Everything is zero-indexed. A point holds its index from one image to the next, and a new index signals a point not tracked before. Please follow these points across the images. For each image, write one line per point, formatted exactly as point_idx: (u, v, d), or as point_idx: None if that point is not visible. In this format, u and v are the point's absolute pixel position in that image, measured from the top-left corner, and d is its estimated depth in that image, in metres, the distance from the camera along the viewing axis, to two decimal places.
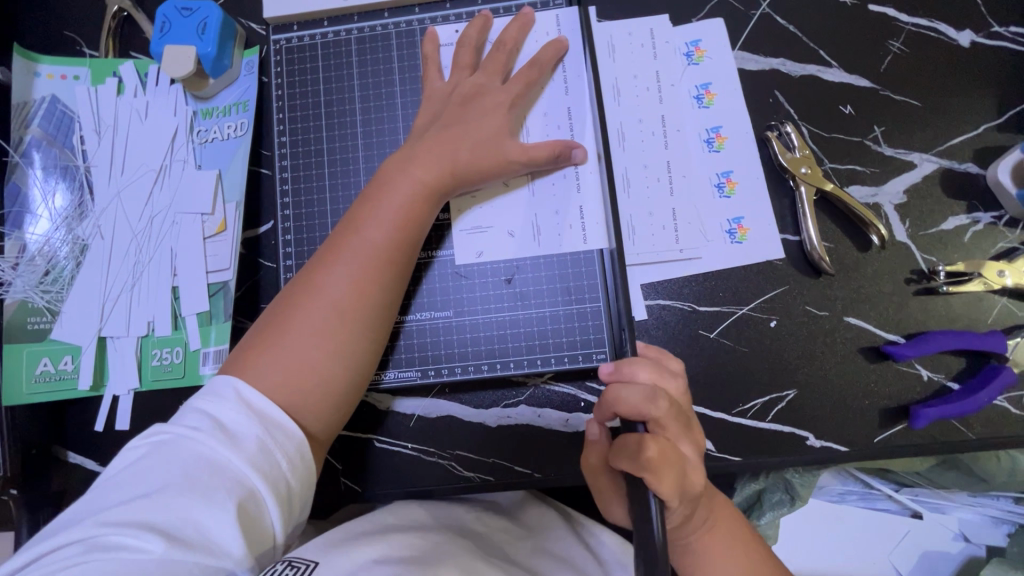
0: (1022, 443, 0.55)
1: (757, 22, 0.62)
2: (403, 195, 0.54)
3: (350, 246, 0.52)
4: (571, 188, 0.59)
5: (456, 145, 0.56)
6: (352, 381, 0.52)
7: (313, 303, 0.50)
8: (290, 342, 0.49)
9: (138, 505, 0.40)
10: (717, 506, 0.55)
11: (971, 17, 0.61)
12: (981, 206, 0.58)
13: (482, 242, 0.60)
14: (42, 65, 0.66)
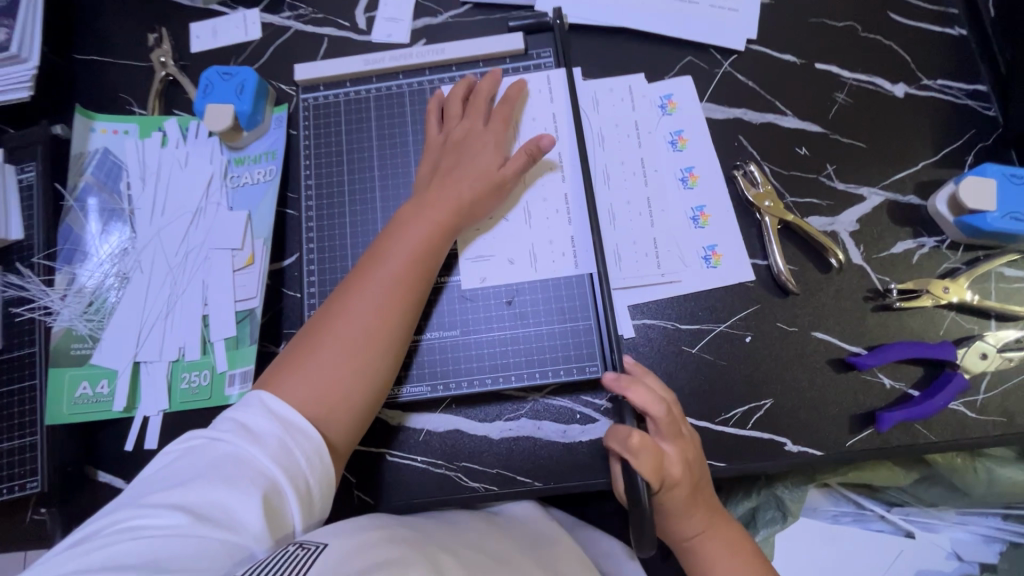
0: (979, 444, 0.60)
1: (720, 79, 0.72)
2: (418, 233, 0.61)
3: (373, 277, 0.58)
4: (562, 222, 0.68)
5: (461, 190, 0.63)
6: (373, 399, 0.57)
7: (340, 327, 0.56)
8: (317, 363, 0.54)
9: (172, 492, 0.45)
10: (718, 505, 0.59)
11: (903, 73, 0.71)
12: (926, 231, 0.66)
13: (485, 269, 0.67)
14: (98, 121, 0.75)
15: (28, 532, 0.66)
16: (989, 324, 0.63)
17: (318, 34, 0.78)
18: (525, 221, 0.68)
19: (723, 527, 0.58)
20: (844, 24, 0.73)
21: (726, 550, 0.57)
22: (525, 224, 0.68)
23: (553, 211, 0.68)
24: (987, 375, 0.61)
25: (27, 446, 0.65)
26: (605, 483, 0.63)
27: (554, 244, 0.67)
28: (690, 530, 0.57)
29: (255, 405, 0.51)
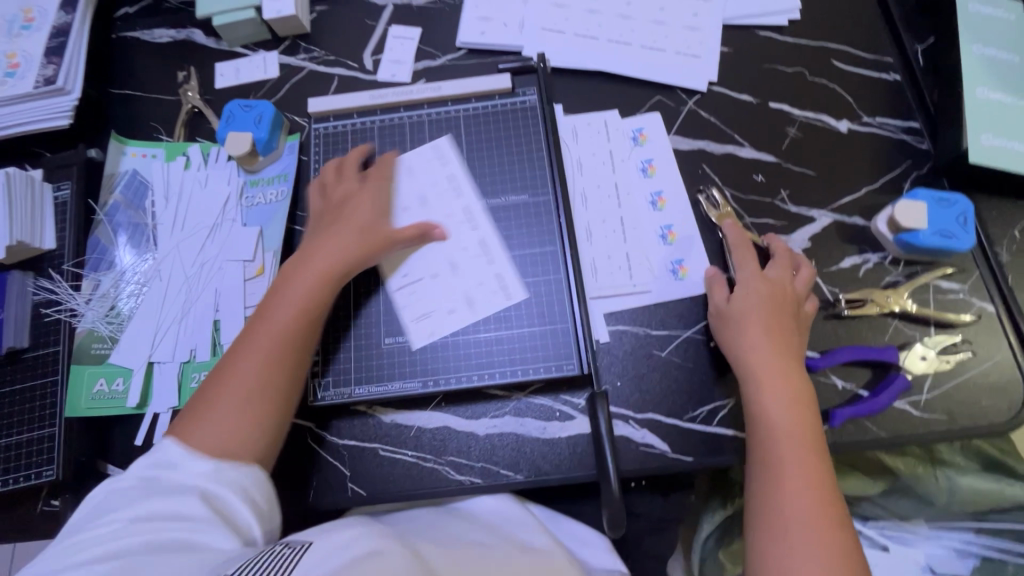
0: (923, 440, 0.66)
1: (686, 115, 0.82)
2: (301, 283, 0.65)
3: (259, 331, 0.63)
4: (483, 267, 0.73)
5: (339, 237, 0.68)
6: (280, 434, 0.61)
7: (231, 384, 0.59)
8: (216, 412, 0.58)
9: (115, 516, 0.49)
10: (800, 377, 0.63)
11: (846, 111, 0.81)
12: (870, 249, 0.74)
13: (427, 320, 0.72)
14: (129, 146, 0.84)
15: (38, 522, 0.70)
16: (931, 331, 0.69)
17: (330, 73, 0.88)
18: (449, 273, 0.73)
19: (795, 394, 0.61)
20: (793, 69, 0.83)
21: (786, 411, 0.60)
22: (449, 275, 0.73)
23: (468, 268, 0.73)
24: (928, 377, 0.68)
25: (44, 438, 0.69)
26: (582, 476, 0.68)
27: (479, 289, 0.73)
28: (750, 339, 0.64)
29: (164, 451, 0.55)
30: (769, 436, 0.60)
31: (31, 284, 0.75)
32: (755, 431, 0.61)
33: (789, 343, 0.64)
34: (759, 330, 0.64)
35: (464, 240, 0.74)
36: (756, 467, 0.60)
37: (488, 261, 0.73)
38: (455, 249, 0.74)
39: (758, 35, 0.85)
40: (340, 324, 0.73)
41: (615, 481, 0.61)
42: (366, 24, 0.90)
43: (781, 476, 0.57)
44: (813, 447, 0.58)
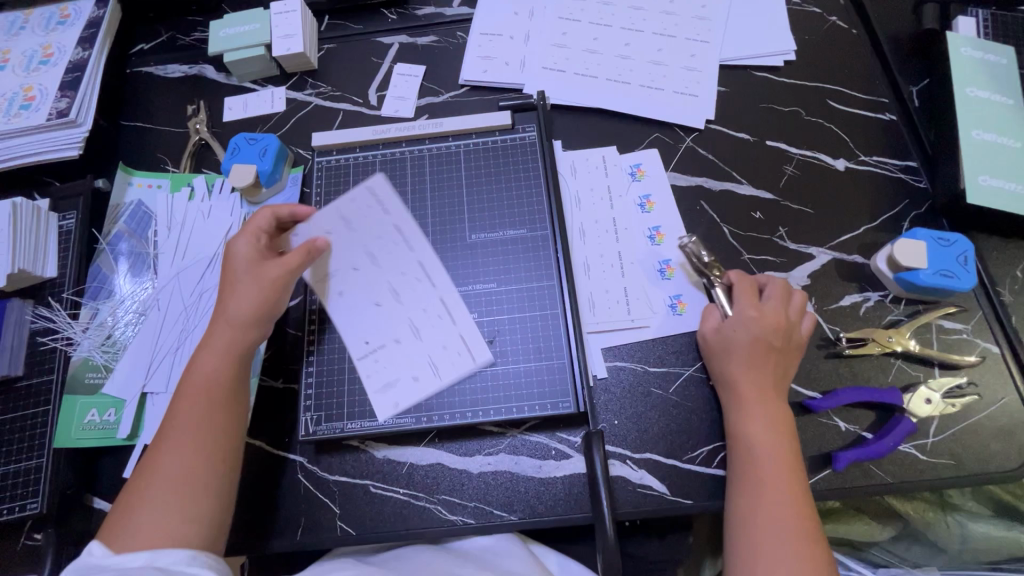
0: (930, 485, 0.64)
1: (683, 152, 0.83)
2: (214, 363, 0.63)
3: (181, 421, 0.60)
4: (420, 302, 0.70)
5: (242, 296, 0.65)
6: (223, 507, 0.58)
7: (151, 485, 0.56)
8: (147, 504, 0.55)
9: None
10: (781, 405, 0.63)
11: (843, 150, 0.81)
12: (871, 287, 0.73)
13: (371, 351, 0.69)
14: (135, 177, 0.85)
15: (19, 557, 0.69)
16: (935, 372, 0.68)
17: (335, 108, 0.90)
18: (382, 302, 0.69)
19: (775, 416, 0.62)
20: (789, 109, 0.85)
21: (766, 437, 0.61)
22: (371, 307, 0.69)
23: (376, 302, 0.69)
24: (934, 420, 0.66)
25: (31, 470, 0.68)
26: (577, 517, 0.66)
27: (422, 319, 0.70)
28: (733, 372, 0.65)
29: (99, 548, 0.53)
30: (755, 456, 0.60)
31: (29, 312, 0.75)
32: (738, 452, 0.62)
33: (776, 366, 0.65)
34: (745, 356, 0.65)
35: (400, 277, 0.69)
36: (739, 494, 0.59)
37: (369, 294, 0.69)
38: (381, 281, 0.69)
39: (754, 75, 0.87)
40: (335, 356, 0.72)
41: (609, 522, 0.59)
42: (372, 61, 0.92)
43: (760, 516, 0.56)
44: (794, 468, 0.59)
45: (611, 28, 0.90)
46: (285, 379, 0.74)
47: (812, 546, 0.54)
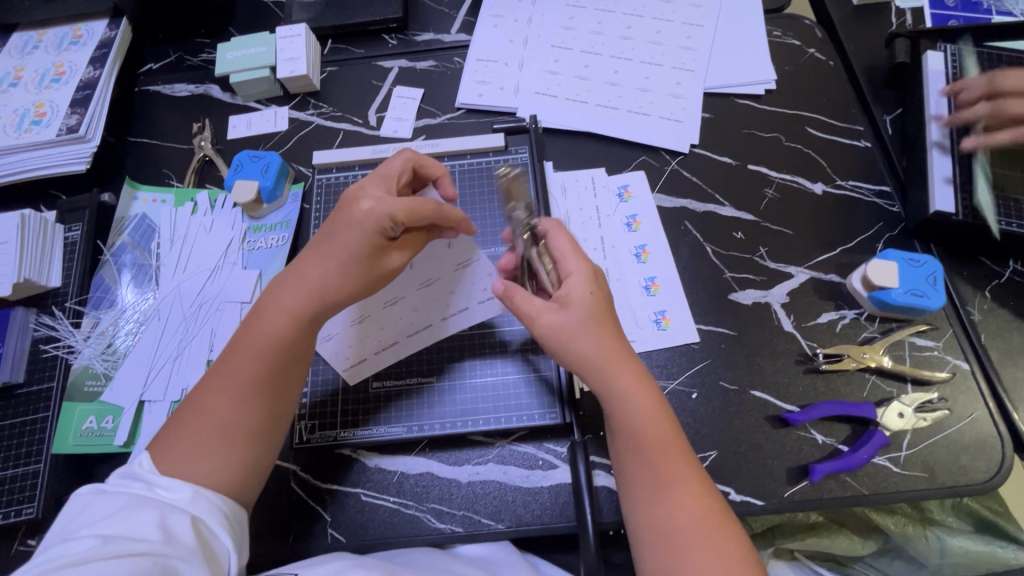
0: (903, 497, 0.66)
1: (669, 175, 0.86)
2: (279, 318, 0.63)
3: (237, 367, 0.61)
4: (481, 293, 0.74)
5: (323, 265, 0.63)
6: (262, 461, 0.60)
7: (200, 422, 0.58)
8: (195, 440, 0.57)
9: (101, 523, 0.49)
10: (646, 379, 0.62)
11: (821, 175, 0.85)
12: (847, 305, 0.76)
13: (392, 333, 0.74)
14: (141, 192, 0.88)
15: (11, 563, 0.69)
16: (908, 388, 0.71)
17: (335, 128, 0.93)
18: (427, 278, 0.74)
19: (639, 385, 0.61)
20: (770, 135, 0.89)
21: (642, 419, 0.60)
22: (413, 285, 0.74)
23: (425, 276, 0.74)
24: (907, 433, 0.68)
25: (29, 474, 0.70)
26: (564, 527, 0.67)
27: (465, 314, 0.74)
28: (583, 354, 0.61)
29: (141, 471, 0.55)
30: (634, 432, 0.60)
31: (33, 320, 0.78)
32: (619, 426, 0.61)
33: (614, 336, 0.62)
34: (591, 340, 0.61)
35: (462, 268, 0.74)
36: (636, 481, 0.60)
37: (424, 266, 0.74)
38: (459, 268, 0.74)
39: (737, 103, 0.92)
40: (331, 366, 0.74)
41: (592, 535, 0.62)
42: (372, 84, 0.96)
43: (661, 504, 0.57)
44: (667, 436, 0.60)
45: (602, 57, 0.95)
46: None
47: (701, 499, 0.57)
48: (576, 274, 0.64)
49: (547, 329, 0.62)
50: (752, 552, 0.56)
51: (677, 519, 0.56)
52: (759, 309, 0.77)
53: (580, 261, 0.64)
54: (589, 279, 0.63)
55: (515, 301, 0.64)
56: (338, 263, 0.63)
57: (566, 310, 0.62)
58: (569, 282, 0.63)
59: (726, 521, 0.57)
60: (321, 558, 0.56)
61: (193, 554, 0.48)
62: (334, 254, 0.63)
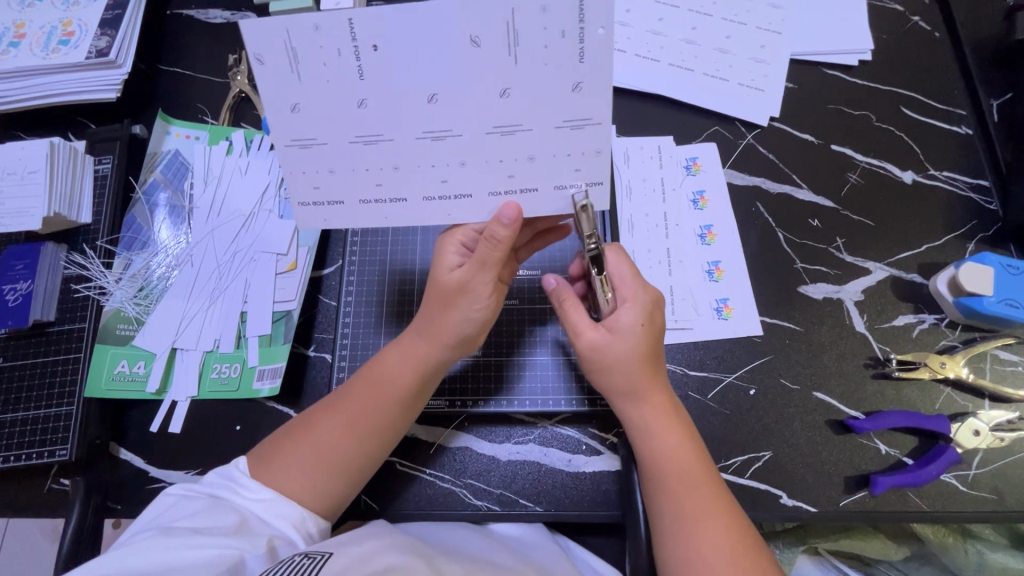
0: (966, 517, 0.63)
1: (743, 149, 0.79)
2: (400, 367, 0.59)
3: (351, 401, 0.58)
4: (568, 171, 0.52)
5: (453, 315, 0.57)
6: (350, 490, 0.58)
7: (305, 445, 0.56)
8: (299, 453, 0.56)
9: (179, 524, 0.51)
10: (686, 432, 0.58)
11: (912, 162, 0.77)
12: (927, 309, 0.70)
13: (345, 143, 0.50)
14: (174, 126, 0.83)
15: (45, 500, 0.69)
16: (984, 404, 0.66)
17: None
18: (546, 53, 0.45)
19: (670, 425, 0.58)
20: (859, 112, 0.80)
21: (680, 464, 0.56)
22: (511, 56, 0.45)
23: (547, 47, 0.44)
24: (979, 452, 0.64)
25: (61, 415, 0.68)
26: (604, 514, 0.65)
27: (495, 191, 0.53)
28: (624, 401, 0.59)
29: (235, 474, 0.56)
30: (658, 471, 0.57)
31: (63, 257, 0.74)
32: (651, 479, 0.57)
33: (656, 389, 0.58)
34: (633, 383, 0.58)
35: (587, 122, 0.48)
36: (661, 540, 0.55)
37: (583, 51, 0.45)
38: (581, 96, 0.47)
39: (825, 73, 0.82)
40: (372, 331, 0.73)
41: (644, 531, 0.60)
42: None
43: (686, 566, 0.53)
44: (702, 488, 0.55)
45: (679, 9, 0.85)
46: (316, 348, 0.74)
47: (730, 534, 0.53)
48: (630, 301, 0.58)
49: (586, 354, 0.59)
50: None
51: (709, 556, 0.52)
52: (830, 305, 0.71)
53: (640, 289, 0.59)
54: (643, 312, 0.58)
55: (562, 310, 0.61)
56: (431, 313, 0.58)
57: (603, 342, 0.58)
58: (619, 309, 0.59)
59: (758, 560, 0.52)
60: (360, 531, 0.54)
61: (264, 550, 0.50)
62: (460, 302, 0.57)
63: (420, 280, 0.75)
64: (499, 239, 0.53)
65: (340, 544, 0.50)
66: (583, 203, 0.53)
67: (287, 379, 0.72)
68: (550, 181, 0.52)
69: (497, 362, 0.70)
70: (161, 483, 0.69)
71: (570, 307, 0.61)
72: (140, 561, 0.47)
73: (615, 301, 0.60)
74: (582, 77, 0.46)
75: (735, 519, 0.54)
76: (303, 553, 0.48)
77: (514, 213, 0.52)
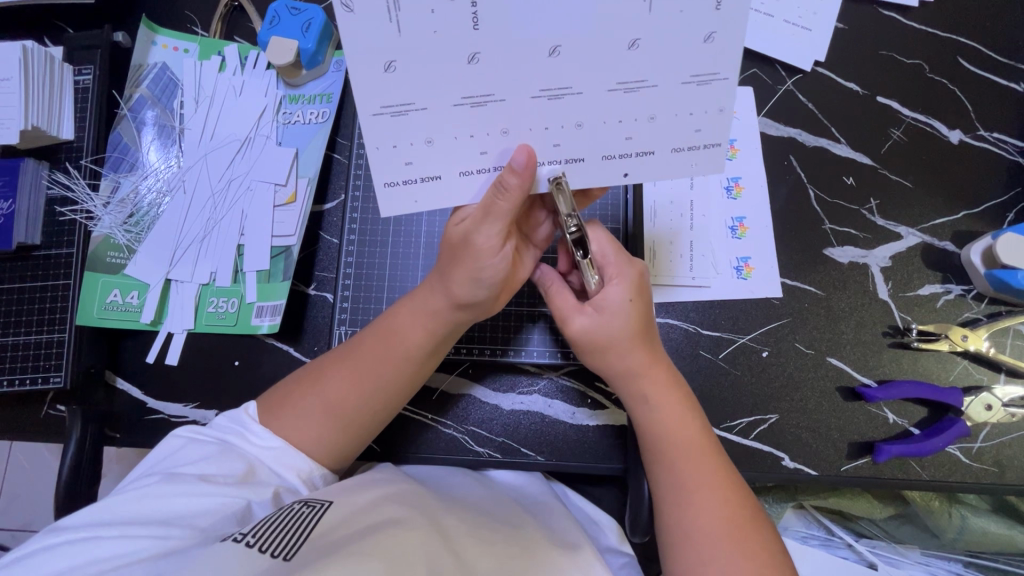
0: (962, 487, 0.64)
1: (782, 96, 0.73)
2: (411, 325, 0.56)
3: (361, 354, 0.56)
4: (687, 131, 0.46)
5: (468, 276, 0.52)
6: (359, 444, 0.57)
7: (314, 396, 0.54)
8: (306, 406, 0.54)
9: (185, 470, 0.50)
10: (697, 411, 0.57)
11: (962, 120, 0.72)
12: (955, 279, 0.68)
13: (449, 104, 0.44)
14: (160, 36, 0.75)
15: (43, 426, 0.68)
16: (999, 378, 0.65)
17: None
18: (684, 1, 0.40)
19: (672, 397, 0.56)
20: (912, 61, 0.73)
21: (684, 436, 0.55)
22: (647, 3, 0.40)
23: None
24: (986, 427, 0.64)
25: (53, 342, 0.66)
26: (604, 467, 0.65)
27: (610, 154, 0.48)
28: (643, 383, 0.56)
29: (243, 422, 0.54)
30: (656, 441, 0.56)
31: (45, 176, 0.69)
32: (650, 448, 0.56)
33: (666, 364, 0.57)
34: (627, 355, 0.55)
35: (714, 79, 0.44)
36: (659, 507, 0.55)
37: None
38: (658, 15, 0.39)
39: (881, 14, 0.74)
40: (374, 273, 0.70)
41: (647, 488, 0.60)
42: None
43: (681, 531, 0.53)
44: (708, 461, 0.54)
45: None
46: (317, 287, 0.71)
47: (728, 506, 0.52)
48: (618, 278, 0.56)
49: (576, 335, 0.57)
50: (783, 563, 0.51)
51: (707, 527, 0.52)
52: (855, 270, 0.68)
53: (625, 263, 0.57)
54: (631, 287, 0.55)
55: (549, 297, 0.59)
56: (443, 269, 0.53)
57: (602, 315, 0.55)
58: (607, 286, 0.56)
59: (760, 532, 0.52)
60: (364, 477, 0.54)
61: (269, 498, 0.50)
62: (471, 260, 0.51)
63: (426, 221, 0.71)
64: (508, 188, 0.47)
65: (339, 493, 0.49)
66: (556, 180, 0.49)
67: (286, 318, 0.70)
68: (667, 144, 0.47)
69: (509, 310, 0.68)
70: (159, 414, 0.68)
71: (556, 291, 0.59)
72: (146, 506, 0.47)
73: (602, 280, 0.57)
74: (717, 27, 0.41)
75: (738, 495, 0.53)
76: (303, 501, 0.46)
77: (528, 163, 0.46)
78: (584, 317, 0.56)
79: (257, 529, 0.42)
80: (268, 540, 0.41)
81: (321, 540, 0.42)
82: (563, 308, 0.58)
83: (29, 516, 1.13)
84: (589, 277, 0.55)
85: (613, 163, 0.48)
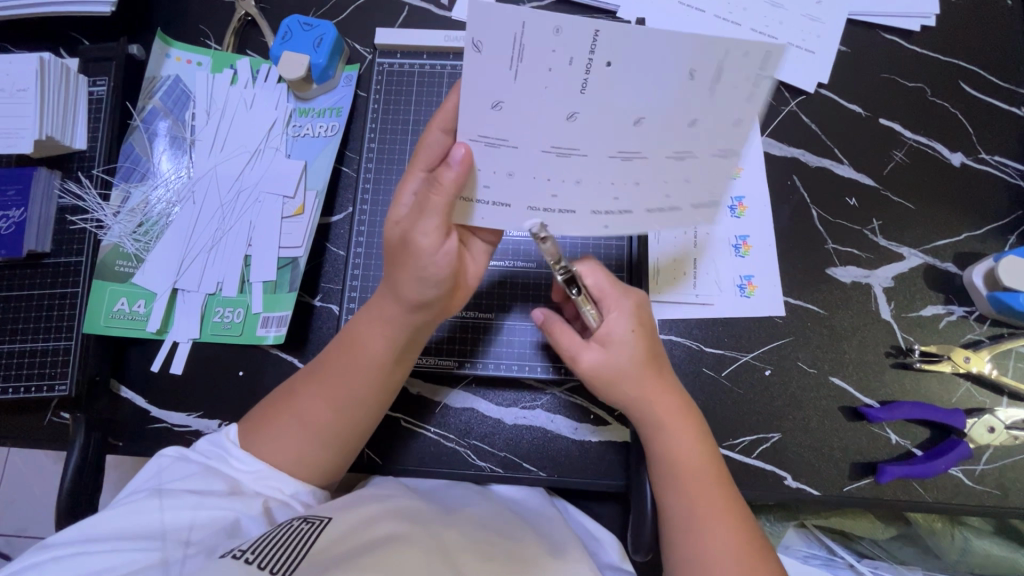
0: (964, 509, 0.63)
1: (785, 116, 0.73)
2: (373, 335, 0.55)
3: (330, 371, 0.56)
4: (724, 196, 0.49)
5: (413, 275, 0.50)
6: (342, 459, 0.57)
7: (291, 415, 0.55)
8: (281, 428, 0.54)
9: (174, 485, 0.50)
10: (703, 433, 0.57)
11: (964, 142, 0.72)
12: (957, 301, 0.68)
13: (538, 151, 0.44)
14: (174, 49, 0.76)
15: (45, 432, 0.69)
16: (1002, 401, 0.65)
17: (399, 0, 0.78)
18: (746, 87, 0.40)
19: (683, 422, 0.56)
20: (914, 84, 0.74)
21: (692, 463, 0.55)
22: (711, 86, 0.40)
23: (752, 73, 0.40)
24: (988, 449, 0.64)
25: (60, 349, 0.67)
26: (607, 483, 0.65)
27: (653, 209, 0.49)
28: (652, 411, 0.56)
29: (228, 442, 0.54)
30: (666, 469, 0.56)
31: (57, 185, 0.70)
32: (660, 476, 0.56)
33: (672, 389, 0.57)
34: (636, 385, 0.56)
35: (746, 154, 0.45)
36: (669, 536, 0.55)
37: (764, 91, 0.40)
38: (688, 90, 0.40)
39: (882, 37, 0.75)
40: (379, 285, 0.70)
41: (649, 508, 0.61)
42: None
43: (692, 562, 0.52)
44: (713, 487, 0.54)
45: None
46: (322, 299, 0.71)
47: (737, 533, 0.52)
48: (616, 309, 0.57)
49: (586, 372, 0.57)
50: None
51: (716, 555, 0.51)
52: (858, 290, 0.68)
53: (622, 294, 0.58)
54: (631, 317, 0.57)
55: (552, 336, 0.59)
56: (392, 275, 0.52)
57: (612, 350, 0.56)
58: (607, 317, 0.57)
59: (762, 555, 0.52)
60: (365, 493, 0.54)
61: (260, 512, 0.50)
62: (411, 261, 0.50)
63: None
64: (443, 182, 0.45)
65: (338, 509, 0.49)
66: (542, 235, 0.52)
67: (291, 329, 0.70)
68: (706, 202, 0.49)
69: (518, 327, 0.68)
70: (162, 423, 0.68)
71: (558, 330, 0.59)
72: (137, 521, 0.47)
73: (601, 312, 0.57)
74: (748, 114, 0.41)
75: (741, 518, 0.53)
76: (302, 517, 0.46)
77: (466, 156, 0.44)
78: (590, 351, 0.57)
79: (256, 544, 0.42)
80: (267, 556, 0.41)
81: (321, 556, 0.42)
82: (564, 344, 0.58)
83: (27, 521, 1.13)
84: (585, 311, 0.57)
85: (660, 217, 0.50)
